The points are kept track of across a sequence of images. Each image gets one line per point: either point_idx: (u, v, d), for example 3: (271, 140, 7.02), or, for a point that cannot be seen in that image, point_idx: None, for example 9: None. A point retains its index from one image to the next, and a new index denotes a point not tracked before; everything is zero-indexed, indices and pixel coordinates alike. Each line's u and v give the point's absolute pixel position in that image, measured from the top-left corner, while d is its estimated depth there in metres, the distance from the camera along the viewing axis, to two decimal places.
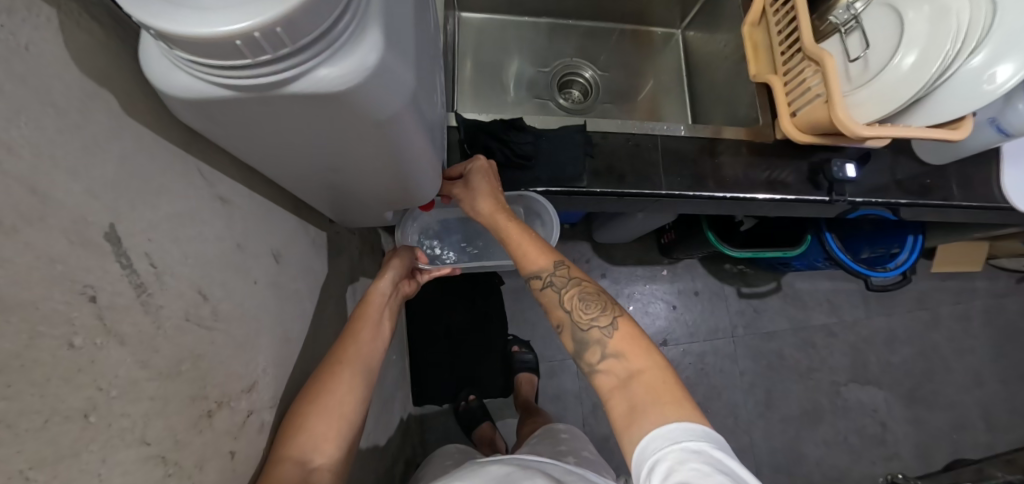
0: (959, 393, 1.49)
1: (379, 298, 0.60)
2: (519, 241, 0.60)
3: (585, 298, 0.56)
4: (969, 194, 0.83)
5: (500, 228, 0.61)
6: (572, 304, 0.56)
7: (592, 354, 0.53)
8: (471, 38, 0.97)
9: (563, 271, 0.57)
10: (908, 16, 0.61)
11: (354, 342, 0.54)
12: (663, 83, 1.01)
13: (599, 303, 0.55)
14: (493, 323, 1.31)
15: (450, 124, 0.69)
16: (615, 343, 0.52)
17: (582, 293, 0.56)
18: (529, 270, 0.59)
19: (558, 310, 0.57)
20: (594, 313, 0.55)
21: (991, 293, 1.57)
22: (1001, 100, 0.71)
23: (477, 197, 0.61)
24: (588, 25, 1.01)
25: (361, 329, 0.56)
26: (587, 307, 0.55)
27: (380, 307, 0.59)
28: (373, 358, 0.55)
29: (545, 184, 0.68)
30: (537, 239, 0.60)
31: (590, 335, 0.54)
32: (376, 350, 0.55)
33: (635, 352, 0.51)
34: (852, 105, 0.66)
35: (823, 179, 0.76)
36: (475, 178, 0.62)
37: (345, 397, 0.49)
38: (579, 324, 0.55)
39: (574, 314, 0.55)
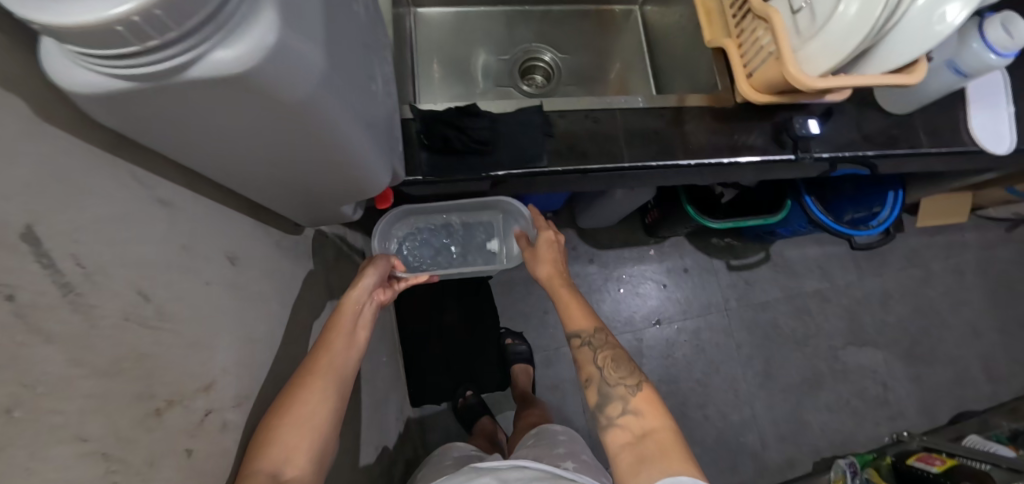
0: (959, 346, 1.49)
1: (351, 307, 0.60)
2: (569, 304, 0.71)
3: (616, 360, 0.64)
4: (936, 141, 0.83)
5: (553, 288, 0.74)
6: (604, 363, 0.64)
7: (613, 408, 0.61)
8: (428, 33, 0.96)
9: (603, 335, 0.67)
10: None
11: (326, 351, 0.54)
12: (624, 60, 1.00)
13: (628, 367, 0.64)
14: (486, 319, 1.34)
15: (406, 116, 0.68)
16: (636, 402, 0.60)
17: (614, 356, 0.65)
18: (570, 330, 0.69)
19: (591, 365, 0.65)
20: (622, 373, 0.63)
21: (982, 245, 1.56)
22: (955, 39, 0.69)
23: (540, 263, 0.76)
24: (545, 9, 1.00)
25: (332, 339, 0.56)
26: (617, 367, 0.64)
27: (354, 316, 0.59)
28: (346, 368, 0.55)
29: (508, 166, 0.68)
30: (584, 305, 0.71)
31: (616, 391, 0.62)
32: (347, 361, 0.55)
33: (652, 413, 0.59)
34: (804, 59, 0.65)
35: (787, 137, 0.75)
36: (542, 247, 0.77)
37: (316, 409, 0.49)
38: (608, 381, 0.63)
39: (604, 371, 0.64)
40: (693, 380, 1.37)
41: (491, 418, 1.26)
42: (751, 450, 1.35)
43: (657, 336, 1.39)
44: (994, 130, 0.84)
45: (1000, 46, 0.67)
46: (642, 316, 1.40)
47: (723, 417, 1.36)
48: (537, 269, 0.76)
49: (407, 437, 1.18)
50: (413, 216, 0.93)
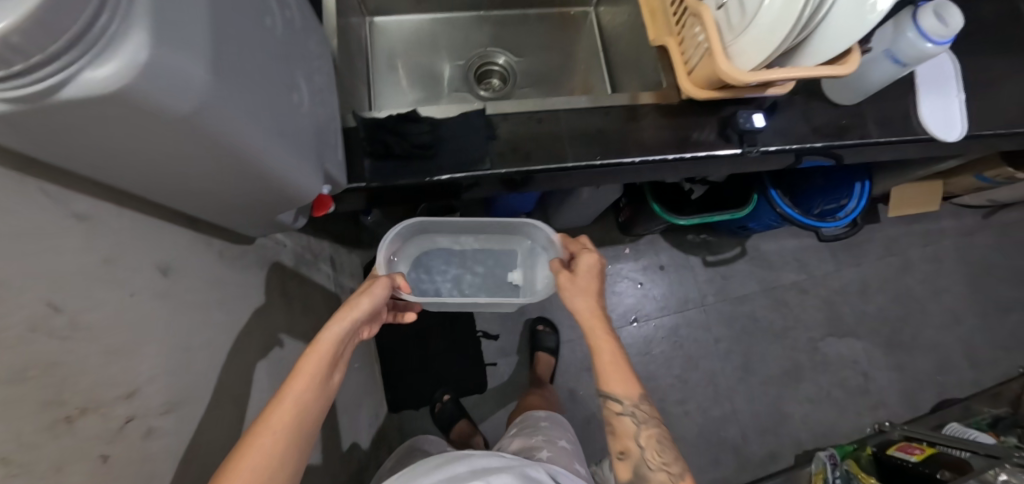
0: (938, 333, 1.50)
1: (323, 348, 0.60)
2: (612, 365, 0.75)
3: (655, 441, 0.73)
4: (888, 129, 0.82)
5: (592, 331, 0.75)
6: (648, 442, 0.73)
7: None
8: (383, 41, 0.96)
9: (644, 409, 0.74)
10: None
11: (290, 406, 0.55)
12: (581, 60, 0.99)
13: (670, 453, 0.72)
14: (461, 321, 1.34)
15: (349, 124, 0.69)
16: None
17: (658, 438, 0.73)
18: (612, 393, 0.74)
19: (631, 440, 0.73)
20: (665, 458, 0.71)
21: (959, 232, 1.57)
22: (891, 26, 0.70)
23: (579, 298, 0.77)
24: (499, 14, 1.00)
25: (293, 391, 0.56)
26: (658, 450, 0.72)
27: (323, 366, 0.59)
28: (309, 423, 0.57)
29: (450, 171, 0.69)
30: (626, 367, 0.75)
31: (657, 475, 0.70)
32: (308, 416, 0.57)
33: None
34: (737, 54, 0.66)
35: (732, 132, 0.75)
36: (584, 280, 0.78)
37: (263, 465, 0.51)
38: (649, 460, 0.71)
39: (645, 451, 0.72)
40: (672, 376, 1.38)
41: (470, 422, 1.25)
42: (732, 444, 1.35)
43: (634, 333, 1.39)
44: (945, 117, 0.84)
45: (935, 34, 0.66)
46: (619, 314, 1.40)
47: (703, 412, 1.36)
48: (579, 304, 0.77)
49: (383, 442, 1.18)
50: (433, 235, 0.96)
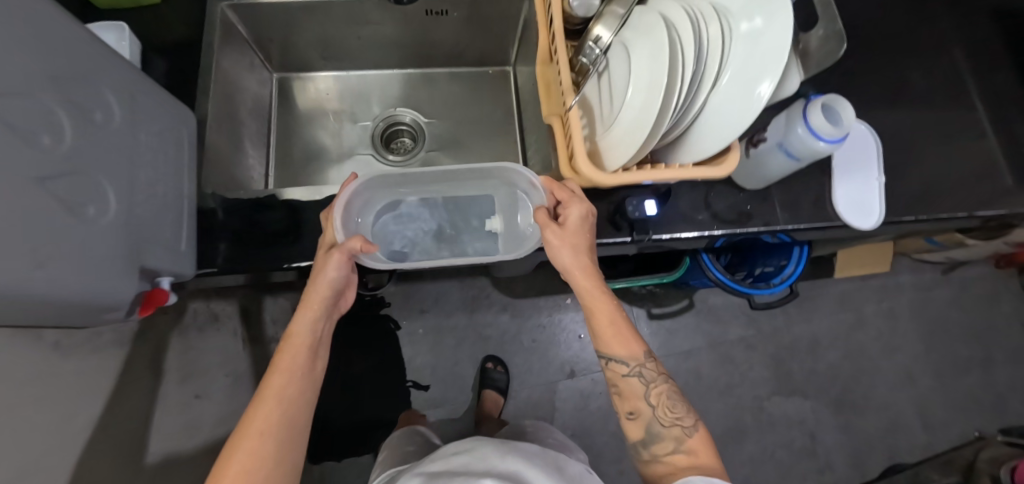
0: (891, 393, 1.45)
1: (301, 336, 0.61)
2: (617, 327, 0.68)
3: (669, 398, 0.67)
4: (795, 216, 0.77)
5: (588, 291, 0.67)
6: (659, 401, 0.66)
7: (660, 447, 0.65)
8: (285, 99, 0.93)
9: (652, 366, 0.68)
10: (637, 56, 0.56)
11: (274, 401, 0.57)
12: (494, 123, 0.95)
13: (681, 406, 0.66)
14: (391, 370, 1.32)
15: (208, 207, 0.66)
16: (691, 442, 0.64)
17: (667, 395, 0.67)
18: (618, 357, 0.67)
19: (641, 401, 0.67)
20: (679, 413, 0.66)
21: (918, 287, 1.52)
22: (782, 119, 0.64)
23: (563, 254, 0.65)
24: (412, 71, 0.96)
25: (273, 388, 0.58)
26: (671, 406, 0.66)
27: (302, 357, 0.61)
28: (302, 411, 0.59)
29: (309, 257, 0.66)
30: (628, 326, 0.68)
31: (671, 431, 0.65)
32: (294, 404, 0.59)
33: (703, 451, 0.64)
34: (606, 148, 0.60)
35: (621, 219, 0.71)
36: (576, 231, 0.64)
37: (253, 458, 0.54)
38: (660, 419, 0.66)
39: (658, 409, 0.66)
40: (607, 433, 1.33)
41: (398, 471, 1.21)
42: None
43: (571, 387, 1.35)
44: (860, 200, 0.78)
45: (825, 133, 0.61)
46: (556, 367, 1.36)
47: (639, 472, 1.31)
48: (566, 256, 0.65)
49: None
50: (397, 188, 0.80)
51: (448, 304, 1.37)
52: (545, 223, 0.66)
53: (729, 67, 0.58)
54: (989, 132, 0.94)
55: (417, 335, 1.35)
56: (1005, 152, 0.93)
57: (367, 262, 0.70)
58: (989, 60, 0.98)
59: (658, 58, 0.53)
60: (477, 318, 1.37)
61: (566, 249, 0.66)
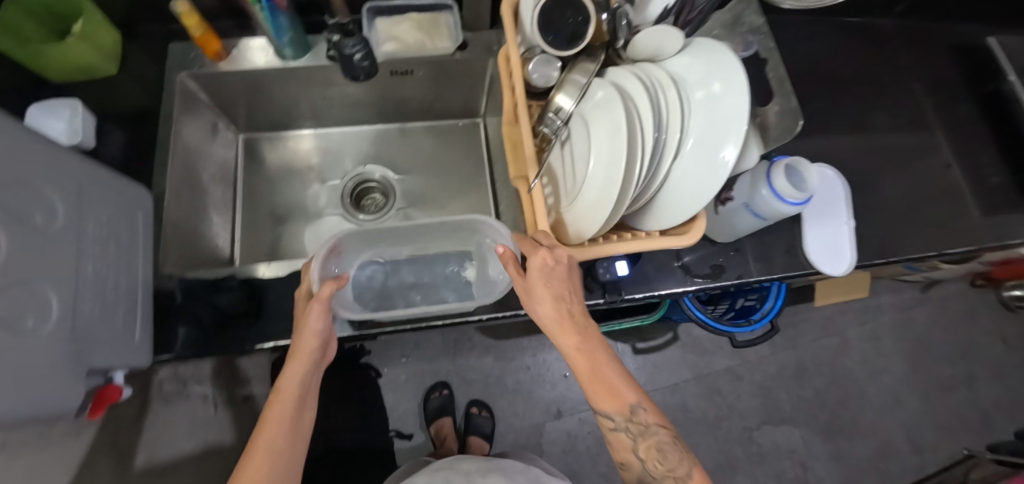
0: (879, 417, 1.45)
1: (290, 390, 0.57)
2: (599, 381, 0.57)
3: (662, 450, 0.57)
4: (768, 266, 0.77)
5: (563, 346, 0.56)
6: (648, 455, 0.58)
7: None
8: (252, 162, 0.92)
9: (641, 418, 0.57)
10: (596, 131, 0.56)
11: (262, 457, 0.55)
12: (466, 175, 0.95)
13: (677, 457, 0.57)
14: (373, 420, 1.28)
15: (169, 289, 0.65)
16: None
17: (658, 446, 0.58)
18: (604, 412, 0.58)
19: (630, 453, 0.59)
20: (674, 466, 0.57)
21: (898, 308, 1.53)
22: (747, 181, 0.64)
23: (536, 309, 0.56)
24: (380, 127, 0.96)
25: (261, 444, 0.55)
26: (665, 459, 0.57)
27: (291, 410, 0.57)
28: (291, 463, 0.57)
29: (273, 337, 0.64)
30: (612, 378, 0.57)
31: None
32: (282, 459, 0.56)
33: None
34: (570, 221, 0.59)
35: (592, 281, 0.70)
36: (539, 284, 0.54)
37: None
38: (651, 472, 0.58)
39: (648, 460, 0.58)
40: (597, 473, 1.31)
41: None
42: None
43: (559, 428, 1.33)
44: (832, 246, 0.78)
45: (787, 194, 0.60)
46: (542, 408, 1.34)
47: None
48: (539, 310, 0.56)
49: None
50: (371, 244, 0.72)
51: (430, 347, 1.35)
52: (512, 275, 0.57)
53: (691, 134, 0.57)
54: (955, 165, 0.95)
55: (399, 382, 1.32)
56: (972, 184, 0.94)
57: (343, 310, 0.64)
58: (950, 95, 1.00)
59: (616, 134, 0.52)
60: (461, 362, 1.35)
61: (537, 304, 0.56)
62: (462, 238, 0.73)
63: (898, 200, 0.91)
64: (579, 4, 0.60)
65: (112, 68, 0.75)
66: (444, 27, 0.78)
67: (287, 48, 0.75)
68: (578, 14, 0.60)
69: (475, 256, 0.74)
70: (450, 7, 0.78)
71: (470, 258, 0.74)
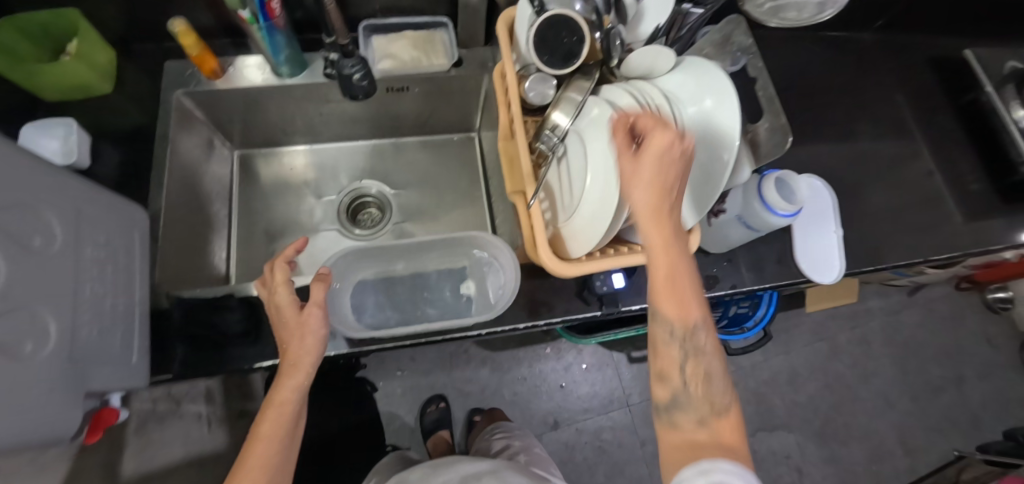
0: (871, 420, 1.47)
1: (283, 401, 0.56)
2: (672, 281, 0.50)
3: (706, 368, 0.51)
4: (761, 275, 0.79)
5: (653, 227, 0.48)
6: (693, 374, 0.51)
7: (683, 416, 0.50)
8: (247, 178, 0.92)
9: (702, 335, 0.51)
10: (592, 148, 0.57)
11: (260, 471, 0.54)
12: (461, 189, 0.95)
13: (717, 379, 0.51)
14: (370, 434, 1.27)
15: (166, 308, 0.64)
16: (721, 422, 0.50)
17: (706, 370, 0.51)
18: (664, 314, 0.51)
19: (674, 368, 0.51)
20: (711, 386, 0.51)
21: (887, 312, 1.56)
22: (739, 193, 0.66)
23: (636, 185, 0.47)
24: (375, 142, 0.96)
25: (256, 458, 0.55)
26: (706, 378, 0.51)
27: (287, 421, 0.57)
28: (284, 469, 0.58)
29: (271, 356, 0.64)
30: (689, 283, 0.50)
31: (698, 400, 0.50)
32: (276, 468, 0.56)
33: (729, 431, 0.50)
34: (568, 235, 0.60)
35: (590, 294, 0.70)
36: (648, 156, 0.46)
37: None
38: (689, 390, 0.51)
39: (690, 379, 0.51)
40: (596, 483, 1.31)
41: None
42: None
43: (556, 438, 1.33)
44: (821, 256, 0.80)
45: (778, 207, 0.62)
46: (539, 419, 1.34)
47: None
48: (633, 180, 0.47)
49: None
50: (368, 260, 0.73)
51: (426, 360, 1.34)
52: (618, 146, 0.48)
53: None
54: (937, 173, 0.98)
55: (395, 396, 1.31)
56: (955, 191, 0.97)
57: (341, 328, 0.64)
58: (930, 106, 1.03)
59: (612, 151, 0.54)
60: (457, 374, 1.35)
61: (634, 181, 0.47)
62: (458, 253, 0.75)
63: (885, 207, 0.93)
64: (574, 25, 0.61)
65: (107, 86, 0.74)
66: (440, 44, 0.79)
67: (284, 66, 0.76)
68: (572, 34, 0.61)
69: (472, 271, 0.75)
70: (445, 25, 0.80)
71: (469, 273, 0.75)
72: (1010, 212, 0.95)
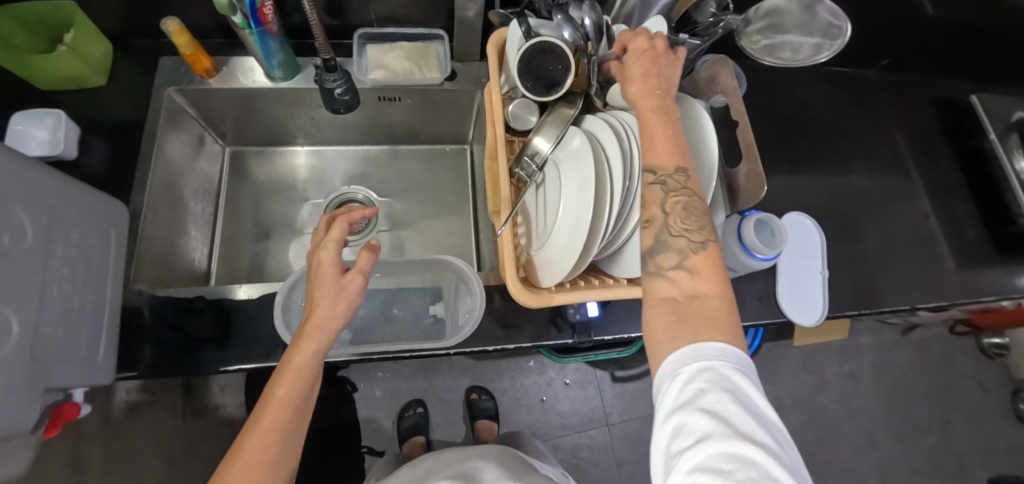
0: (853, 457, 1.45)
1: (302, 360, 0.50)
2: (653, 127, 0.47)
3: (690, 209, 0.45)
4: (739, 313, 0.78)
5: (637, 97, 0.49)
6: (673, 211, 0.45)
7: (665, 259, 0.44)
8: (235, 174, 0.92)
9: (687, 177, 0.45)
10: (567, 178, 0.56)
11: (274, 431, 0.48)
12: (449, 201, 0.96)
13: (701, 219, 0.45)
14: (347, 435, 1.27)
15: (138, 306, 0.65)
16: (696, 260, 0.44)
17: (689, 205, 0.45)
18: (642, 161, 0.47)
19: (657, 208, 0.46)
20: (693, 226, 0.45)
21: (877, 349, 1.54)
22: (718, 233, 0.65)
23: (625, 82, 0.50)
24: (365, 148, 0.96)
25: (269, 421, 0.48)
26: (688, 218, 0.45)
27: (304, 390, 0.50)
28: (298, 436, 0.50)
29: (238, 362, 0.64)
30: (676, 135, 0.47)
31: (677, 244, 0.44)
32: (290, 435, 0.49)
33: (712, 277, 0.43)
34: (539, 264, 0.59)
35: (562, 321, 0.70)
36: (630, 59, 0.51)
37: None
38: (670, 231, 0.45)
39: (671, 217, 0.45)
40: None
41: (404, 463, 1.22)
42: None
43: None
44: (803, 296, 0.79)
45: (757, 250, 0.61)
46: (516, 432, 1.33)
47: None
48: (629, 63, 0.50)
49: None
50: None
51: (408, 365, 1.35)
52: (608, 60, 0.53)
53: None
54: (933, 217, 0.96)
55: (374, 398, 1.32)
56: (950, 236, 0.95)
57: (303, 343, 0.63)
58: (931, 148, 1.02)
59: (585, 184, 0.53)
60: (438, 381, 1.35)
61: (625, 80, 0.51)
62: (434, 271, 0.75)
63: (876, 250, 0.91)
64: (560, 53, 0.60)
65: (100, 79, 0.75)
66: (434, 57, 0.79)
67: (277, 69, 0.76)
68: (558, 62, 0.61)
69: (446, 288, 0.75)
70: (441, 37, 0.80)
71: (440, 293, 0.75)
72: (1005, 263, 0.93)
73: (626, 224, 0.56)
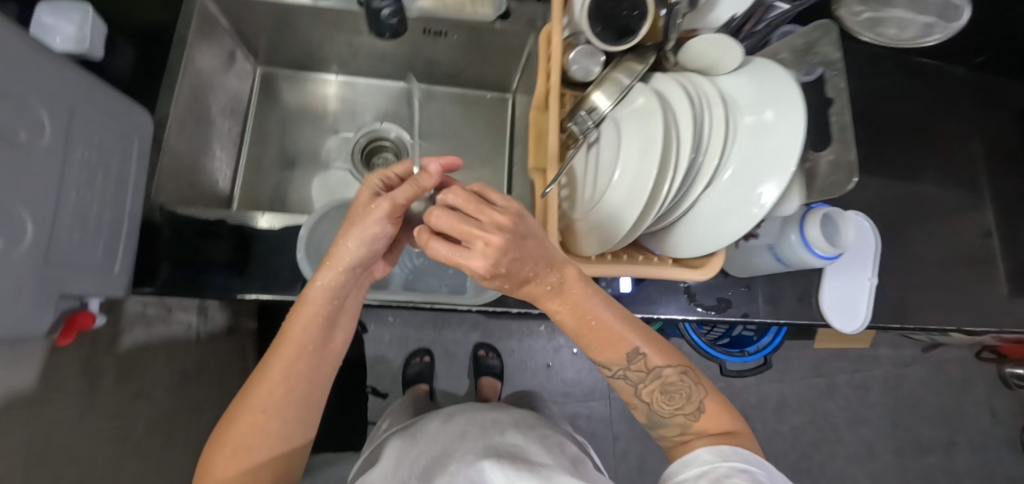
0: (849, 464, 1.44)
1: (319, 291, 0.51)
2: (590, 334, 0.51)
3: (669, 390, 0.53)
4: (775, 310, 0.74)
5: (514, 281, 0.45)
6: (652, 398, 0.53)
7: (668, 430, 0.54)
8: (263, 97, 0.88)
9: (641, 362, 0.52)
10: (627, 140, 0.51)
11: (292, 352, 0.50)
12: (482, 153, 0.91)
13: (684, 391, 0.52)
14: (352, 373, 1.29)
15: (159, 220, 0.63)
16: (699, 426, 0.52)
17: (664, 388, 0.53)
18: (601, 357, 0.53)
19: (634, 399, 0.54)
20: (676, 401, 0.53)
21: (895, 362, 1.50)
22: (777, 222, 0.60)
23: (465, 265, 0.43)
24: (402, 86, 0.90)
25: (279, 362, 0.50)
26: (670, 398, 0.53)
27: (318, 332, 0.51)
28: (321, 363, 0.52)
29: (257, 291, 0.63)
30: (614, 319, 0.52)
31: (673, 421, 0.53)
32: (302, 381, 0.51)
33: (713, 424, 0.52)
34: (583, 230, 0.55)
35: None
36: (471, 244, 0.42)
37: (261, 418, 0.48)
38: (658, 412, 0.53)
39: (654, 402, 0.53)
40: None
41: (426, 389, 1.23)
42: None
43: None
44: (848, 301, 0.74)
45: (818, 245, 0.58)
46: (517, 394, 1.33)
47: None
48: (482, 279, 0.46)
49: None
50: None
51: (419, 314, 1.34)
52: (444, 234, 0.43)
53: (731, 162, 0.52)
54: (995, 236, 0.89)
55: (382, 341, 1.32)
56: (1009, 259, 0.88)
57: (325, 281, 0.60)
58: (1010, 162, 0.93)
59: (648, 149, 0.48)
60: (447, 334, 1.35)
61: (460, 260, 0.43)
62: None
63: (929, 263, 0.85)
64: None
65: None
66: None
67: None
68: (634, 8, 0.55)
69: None
70: None
71: None
72: None
73: (684, 198, 0.51)
